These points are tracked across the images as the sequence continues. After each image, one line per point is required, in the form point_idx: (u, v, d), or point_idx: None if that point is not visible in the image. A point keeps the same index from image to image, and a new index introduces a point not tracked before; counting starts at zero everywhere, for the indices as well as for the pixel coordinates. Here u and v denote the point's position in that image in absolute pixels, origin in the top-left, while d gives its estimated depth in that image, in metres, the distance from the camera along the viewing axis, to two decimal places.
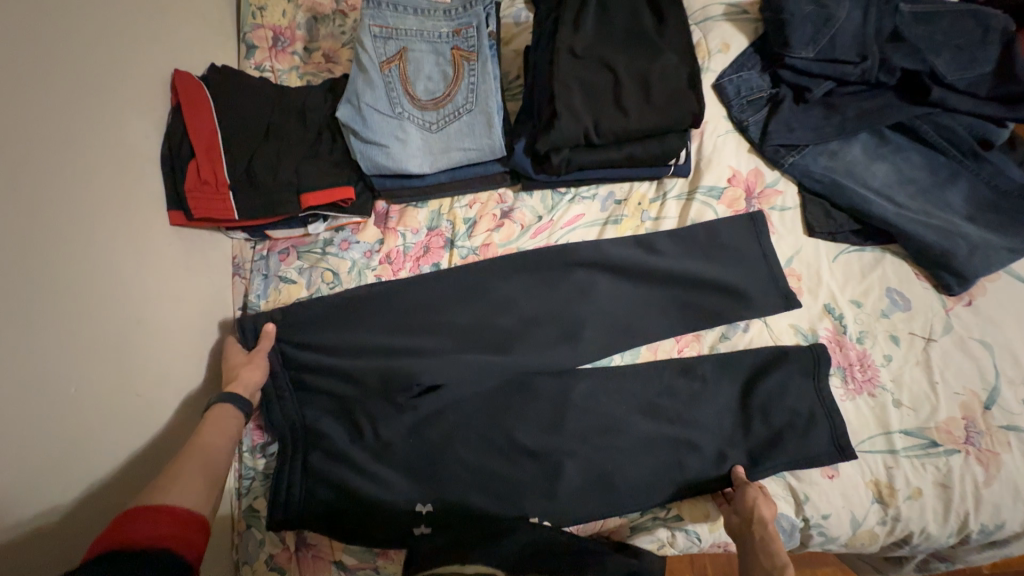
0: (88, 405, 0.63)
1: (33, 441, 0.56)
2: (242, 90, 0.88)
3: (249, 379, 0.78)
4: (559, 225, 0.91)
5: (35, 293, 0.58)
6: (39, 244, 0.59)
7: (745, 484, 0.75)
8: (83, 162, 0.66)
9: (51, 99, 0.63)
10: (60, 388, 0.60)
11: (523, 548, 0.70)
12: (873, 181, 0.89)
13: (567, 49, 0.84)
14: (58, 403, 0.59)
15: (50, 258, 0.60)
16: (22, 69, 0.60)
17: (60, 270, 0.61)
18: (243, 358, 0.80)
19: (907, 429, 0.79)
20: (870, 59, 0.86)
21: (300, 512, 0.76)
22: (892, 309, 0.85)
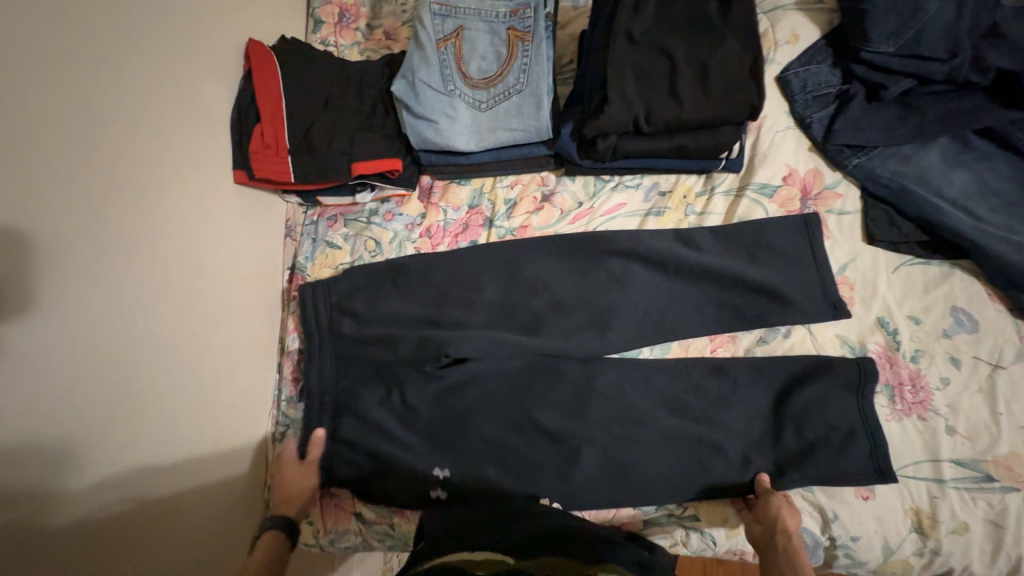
0: (148, 337, 0.69)
1: (101, 362, 0.63)
2: (306, 62, 0.93)
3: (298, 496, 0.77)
4: (599, 213, 0.90)
5: (106, 230, 0.64)
6: (115, 187, 0.66)
7: (772, 496, 0.73)
8: (159, 117, 0.73)
9: (132, 58, 0.69)
10: (125, 318, 0.66)
11: (532, 534, 0.67)
12: (950, 190, 0.82)
13: (624, 34, 0.82)
14: (122, 332, 0.66)
15: (123, 201, 0.67)
16: (110, 28, 0.66)
17: (128, 213, 0.68)
18: (296, 470, 0.80)
19: (960, 459, 0.73)
20: (960, 57, 0.79)
21: (326, 463, 0.81)
22: (955, 329, 0.79)
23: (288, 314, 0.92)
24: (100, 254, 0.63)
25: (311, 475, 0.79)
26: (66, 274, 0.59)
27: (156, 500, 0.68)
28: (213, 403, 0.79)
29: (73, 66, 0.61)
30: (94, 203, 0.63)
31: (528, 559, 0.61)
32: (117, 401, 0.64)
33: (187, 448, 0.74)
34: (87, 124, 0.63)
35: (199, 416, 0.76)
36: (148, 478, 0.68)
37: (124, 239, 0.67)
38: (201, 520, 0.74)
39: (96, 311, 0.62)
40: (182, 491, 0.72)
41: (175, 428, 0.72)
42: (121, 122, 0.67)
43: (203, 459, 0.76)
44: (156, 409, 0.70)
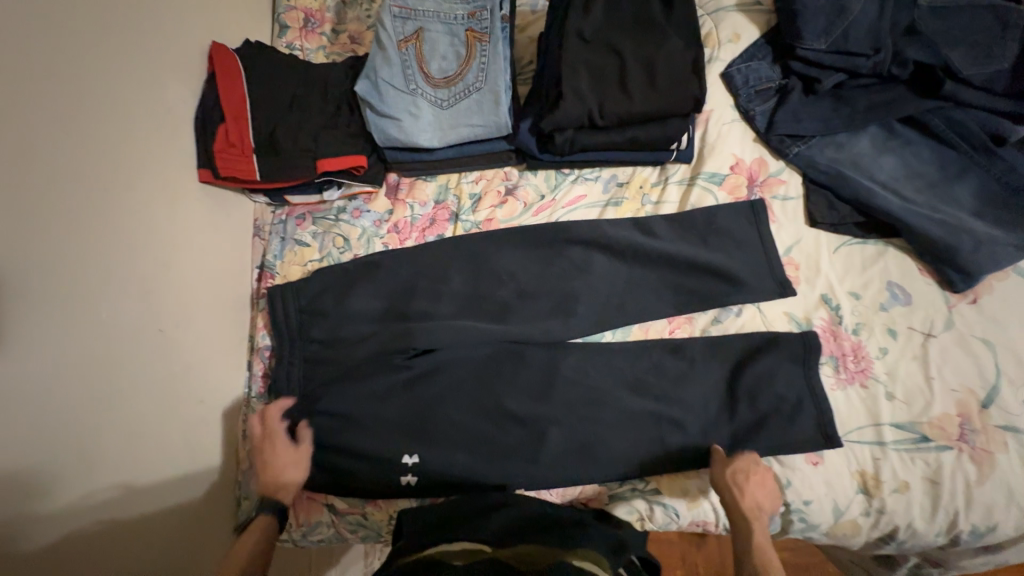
0: (112, 334, 0.70)
1: (59, 360, 0.63)
2: (270, 64, 0.95)
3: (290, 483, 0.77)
4: (561, 205, 0.94)
5: (65, 228, 0.65)
6: (74, 186, 0.67)
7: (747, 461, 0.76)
8: (120, 117, 0.74)
9: (90, 59, 0.70)
10: (86, 315, 0.66)
11: (512, 522, 0.70)
12: (880, 174, 0.88)
13: (576, 33, 0.87)
14: (83, 329, 0.66)
15: (82, 199, 0.68)
16: (67, 30, 0.68)
17: (88, 211, 0.68)
18: (289, 459, 0.78)
19: (899, 422, 0.78)
20: (883, 52, 0.86)
21: None
22: (891, 302, 0.84)
23: (257, 312, 0.93)
24: (56, 254, 0.64)
25: (303, 463, 0.78)
26: (21, 272, 0.59)
27: (119, 495, 0.69)
28: (181, 400, 0.79)
29: (28, 65, 0.62)
30: (51, 203, 0.64)
31: (507, 548, 0.64)
32: (76, 399, 0.64)
33: (155, 443, 0.74)
34: (43, 123, 0.63)
35: (168, 413, 0.77)
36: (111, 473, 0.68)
37: (84, 238, 0.67)
38: (172, 512, 0.75)
39: (54, 308, 0.63)
40: (147, 484, 0.72)
41: (142, 424, 0.72)
42: (79, 122, 0.68)
43: (172, 455, 0.76)
44: (119, 407, 0.69)
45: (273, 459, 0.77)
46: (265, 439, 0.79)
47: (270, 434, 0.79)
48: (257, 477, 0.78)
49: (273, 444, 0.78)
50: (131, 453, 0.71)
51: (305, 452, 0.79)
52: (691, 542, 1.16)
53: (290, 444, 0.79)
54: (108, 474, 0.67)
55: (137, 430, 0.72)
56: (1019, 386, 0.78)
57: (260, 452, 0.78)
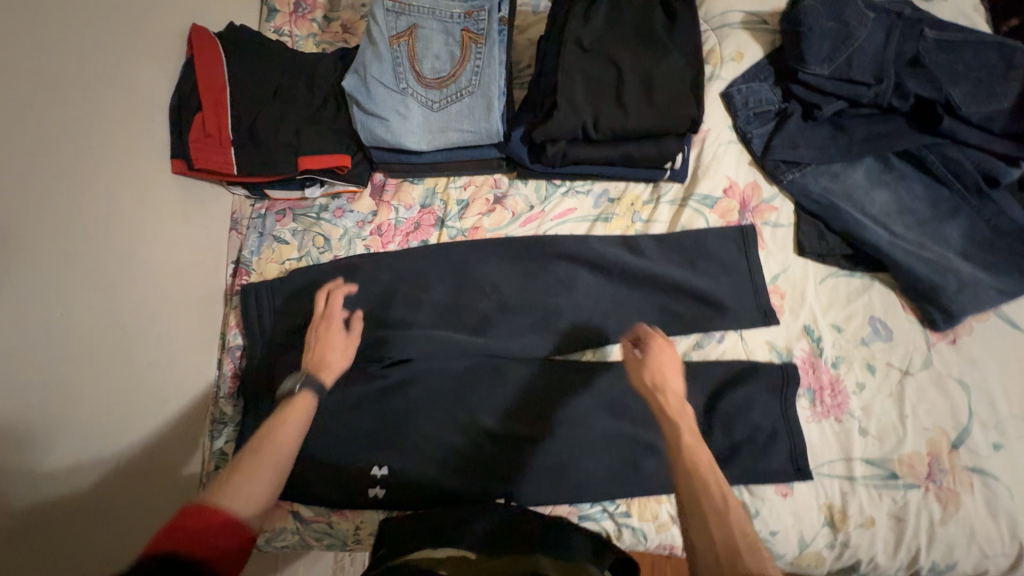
0: (65, 330, 0.66)
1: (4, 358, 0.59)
2: (255, 50, 0.90)
3: (335, 364, 0.75)
4: (550, 217, 0.92)
5: (15, 218, 0.61)
6: (26, 171, 0.63)
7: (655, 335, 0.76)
8: (83, 101, 0.70)
9: (49, 37, 0.66)
10: (37, 310, 0.63)
11: (491, 529, 0.68)
12: (872, 207, 0.87)
13: (574, 41, 0.84)
14: (32, 324, 0.62)
15: (36, 186, 0.64)
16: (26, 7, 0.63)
17: (41, 199, 0.64)
18: (340, 343, 0.78)
19: (869, 458, 0.79)
20: (884, 82, 0.85)
21: None
22: (872, 337, 0.84)
23: (230, 310, 0.90)
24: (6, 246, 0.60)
25: (352, 350, 0.78)
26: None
27: (72, 495, 0.66)
28: (144, 397, 0.76)
29: None
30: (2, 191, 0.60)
31: (486, 558, 0.61)
32: (25, 398, 0.61)
33: (112, 444, 0.71)
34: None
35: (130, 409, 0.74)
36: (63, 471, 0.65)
37: (37, 228, 0.64)
38: (124, 508, 0.71)
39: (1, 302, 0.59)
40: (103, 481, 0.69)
41: (99, 424, 0.69)
42: (34, 105, 0.64)
43: (129, 453, 0.73)
44: (72, 405, 0.66)
45: (325, 338, 0.77)
46: (320, 321, 0.80)
47: (330, 316, 0.80)
48: (307, 353, 0.77)
49: (331, 325, 0.79)
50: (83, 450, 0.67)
51: (354, 342, 0.79)
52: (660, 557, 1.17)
53: (343, 331, 0.80)
54: (62, 474, 0.64)
55: (94, 427, 0.69)
56: (991, 429, 0.78)
57: (315, 332, 0.79)
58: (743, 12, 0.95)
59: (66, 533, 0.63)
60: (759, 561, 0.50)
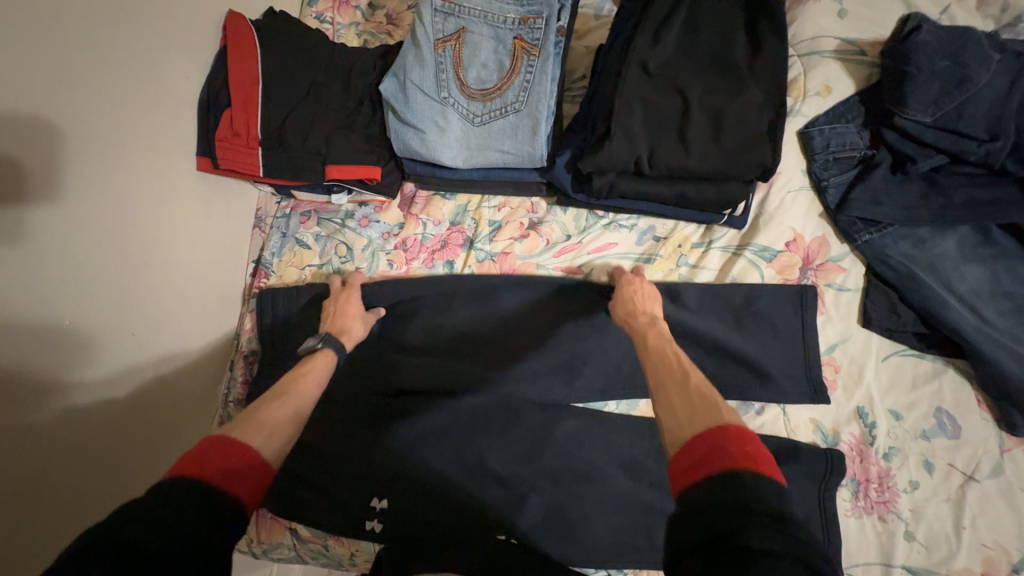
0: (74, 343, 0.64)
1: (12, 372, 0.56)
2: (292, 41, 0.85)
3: (355, 333, 0.76)
4: (587, 250, 0.85)
5: (31, 223, 0.57)
6: (44, 171, 0.58)
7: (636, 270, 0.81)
8: (109, 94, 0.66)
9: (77, 24, 0.61)
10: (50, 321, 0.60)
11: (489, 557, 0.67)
12: (959, 284, 0.76)
13: (639, 64, 0.74)
14: (40, 339, 0.59)
15: (53, 188, 0.59)
16: None
17: (59, 200, 0.60)
18: (359, 313, 0.78)
19: (912, 567, 0.70)
20: (1001, 140, 0.72)
21: None
22: (935, 432, 0.75)
23: (246, 312, 0.88)
24: (20, 256, 0.56)
25: (369, 322, 0.79)
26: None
27: (76, 498, 0.63)
28: (151, 399, 0.75)
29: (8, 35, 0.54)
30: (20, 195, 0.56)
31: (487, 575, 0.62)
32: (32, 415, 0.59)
33: (117, 453, 0.69)
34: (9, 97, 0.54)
35: (130, 412, 0.71)
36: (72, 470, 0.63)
37: (56, 234, 0.60)
38: (101, 501, 0.67)
39: (13, 315, 0.56)
40: (105, 482, 0.67)
41: (102, 434, 0.67)
42: (53, 96, 0.59)
43: (130, 457, 0.71)
44: (78, 416, 0.65)
45: (343, 308, 0.78)
46: (339, 292, 0.81)
47: (351, 289, 0.80)
48: (326, 317, 0.78)
49: (351, 295, 0.79)
50: (76, 449, 0.64)
51: (372, 319, 0.80)
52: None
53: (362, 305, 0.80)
54: (69, 482, 0.63)
55: (101, 428, 0.67)
56: None
57: (334, 300, 0.79)
58: (838, 38, 0.83)
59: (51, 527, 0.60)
60: (716, 414, 0.47)
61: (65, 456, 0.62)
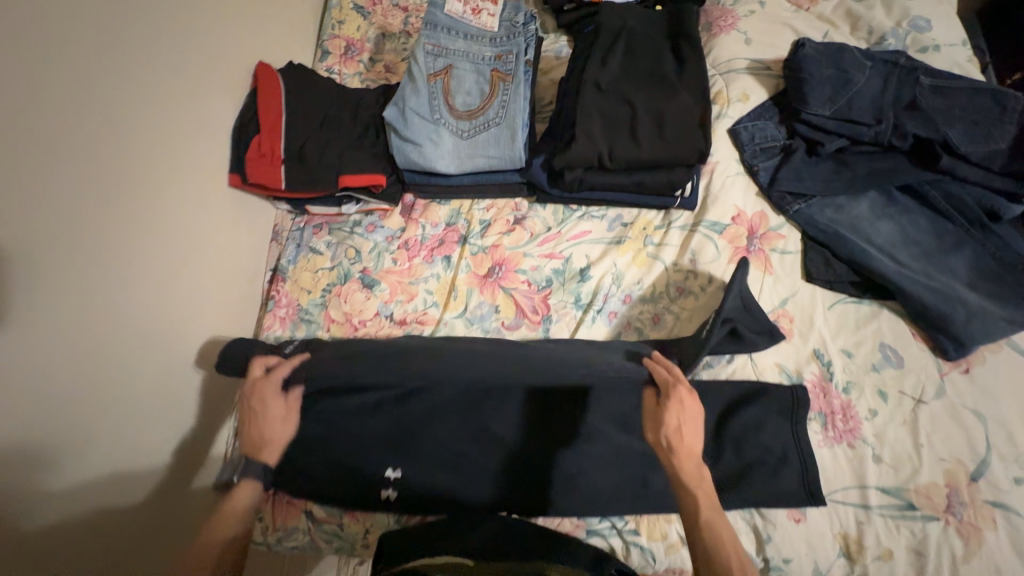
0: (114, 327, 0.74)
1: (74, 334, 0.68)
2: (309, 86, 1.03)
3: (275, 439, 0.76)
4: (566, 238, 0.99)
5: (95, 216, 0.71)
6: (101, 178, 0.71)
7: (667, 362, 0.79)
8: (159, 121, 0.81)
9: (140, 67, 0.77)
10: (94, 304, 0.71)
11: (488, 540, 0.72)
12: (877, 238, 0.91)
13: (592, 83, 0.93)
14: (99, 313, 0.72)
15: (107, 194, 0.73)
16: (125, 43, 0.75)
17: (113, 204, 0.73)
18: (280, 409, 0.77)
19: (884, 486, 0.78)
20: (883, 123, 0.91)
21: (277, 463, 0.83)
22: (883, 364, 0.85)
23: (266, 312, 0.98)
24: (91, 242, 0.71)
25: (291, 414, 0.78)
26: (30, 256, 0.63)
27: (114, 457, 0.74)
28: (184, 382, 0.85)
29: (87, 72, 0.70)
30: (75, 192, 0.68)
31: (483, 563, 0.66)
32: (69, 384, 0.68)
33: (138, 474, 0.77)
34: (80, 122, 0.69)
35: (144, 469, 0.78)
36: (114, 432, 0.74)
37: (106, 229, 0.72)
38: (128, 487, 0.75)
39: (80, 288, 0.69)
40: (137, 451, 0.77)
41: (128, 419, 0.76)
42: (114, 121, 0.73)
43: (162, 429, 0.81)
44: (104, 437, 0.72)
45: (264, 412, 0.77)
46: (257, 385, 0.78)
47: (263, 386, 0.78)
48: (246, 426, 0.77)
49: (265, 396, 0.77)
50: (117, 431, 0.74)
51: (295, 404, 0.79)
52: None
53: (281, 396, 0.78)
54: (111, 439, 0.73)
55: (143, 400, 0.78)
56: (1011, 462, 0.76)
57: (251, 403, 0.77)
58: (748, 59, 1.04)
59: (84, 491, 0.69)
60: None
61: (108, 419, 0.73)
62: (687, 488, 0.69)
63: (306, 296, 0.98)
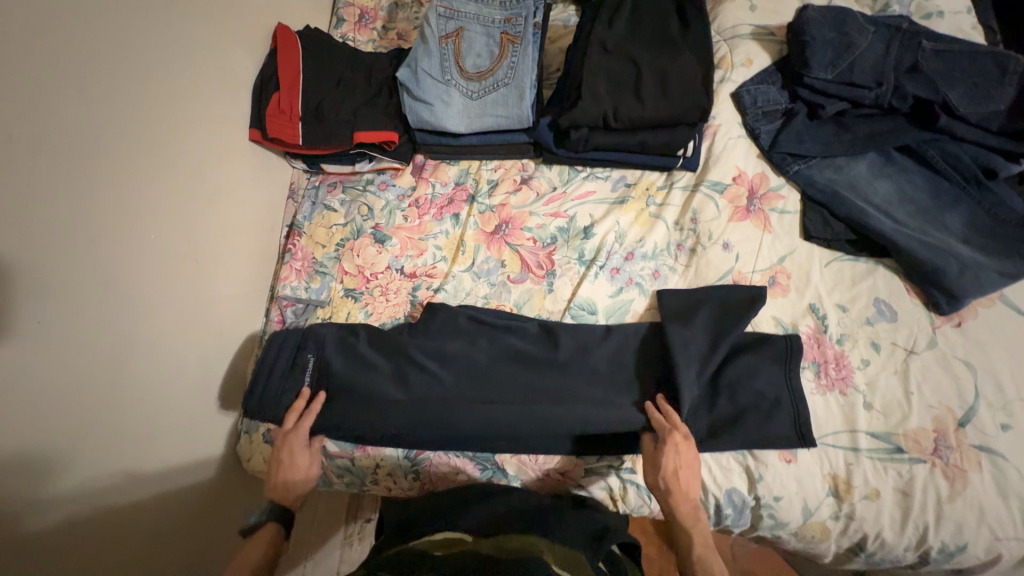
0: (144, 262, 0.79)
1: (104, 265, 0.73)
2: (324, 49, 1.07)
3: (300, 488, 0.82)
4: (571, 198, 1.02)
5: (119, 155, 0.76)
6: (127, 122, 0.77)
7: (666, 408, 0.81)
8: (178, 68, 0.85)
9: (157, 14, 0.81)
10: (126, 236, 0.77)
11: (483, 521, 0.75)
12: (874, 197, 0.93)
13: (598, 43, 0.96)
14: (124, 246, 0.76)
15: (134, 137, 0.78)
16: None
17: (141, 144, 0.79)
18: (305, 459, 0.83)
19: (875, 431, 0.81)
20: (884, 86, 0.93)
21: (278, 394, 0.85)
22: (877, 318, 0.88)
23: (282, 264, 1.03)
24: (120, 180, 0.76)
25: (315, 463, 0.84)
26: (69, 182, 0.69)
27: (141, 385, 0.79)
28: (202, 322, 0.90)
29: (113, 19, 0.74)
30: (103, 131, 0.73)
31: (484, 542, 0.67)
32: (106, 308, 0.74)
33: (164, 401, 0.83)
34: (110, 64, 0.74)
35: (168, 398, 0.83)
36: (140, 360, 0.79)
37: (136, 168, 0.78)
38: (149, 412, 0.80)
39: (108, 222, 0.74)
40: (162, 380, 0.82)
41: (157, 346, 0.81)
42: (140, 66, 0.79)
43: (184, 364, 0.86)
44: (131, 364, 0.77)
45: (293, 460, 0.82)
46: (288, 435, 0.83)
47: (294, 436, 0.82)
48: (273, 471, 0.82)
49: (296, 446, 0.82)
50: (143, 359, 0.79)
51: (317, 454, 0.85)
52: (654, 532, 1.28)
53: (307, 446, 0.84)
54: (139, 366, 0.78)
55: (167, 333, 0.83)
56: (998, 410, 0.79)
57: (279, 450, 0.82)
58: (752, 25, 1.06)
59: (114, 410, 0.75)
60: None
61: (137, 348, 0.78)
62: (680, 524, 0.77)
63: (321, 250, 1.02)
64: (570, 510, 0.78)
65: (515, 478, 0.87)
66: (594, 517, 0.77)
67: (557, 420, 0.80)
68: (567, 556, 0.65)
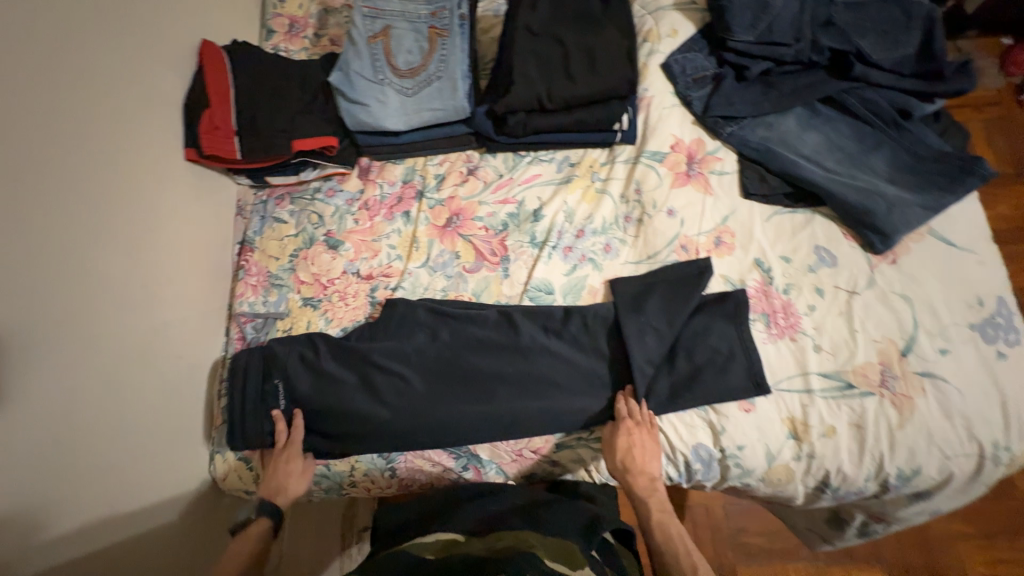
0: (91, 288, 0.78)
1: (51, 293, 0.72)
2: (256, 62, 1.07)
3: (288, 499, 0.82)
4: (518, 182, 1.03)
5: (54, 182, 0.75)
6: (57, 148, 0.76)
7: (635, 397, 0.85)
8: (105, 91, 0.84)
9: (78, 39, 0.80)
10: (68, 262, 0.76)
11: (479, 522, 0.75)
12: (804, 149, 0.97)
13: (524, 27, 0.98)
14: (68, 273, 0.75)
15: (66, 163, 0.77)
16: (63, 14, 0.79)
17: (73, 169, 0.78)
18: (298, 469, 0.84)
19: (826, 372, 0.84)
20: (802, 41, 0.96)
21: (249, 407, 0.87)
22: (819, 264, 0.91)
23: (238, 280, 1.02)
24: (56, 207, 0.75)
25: (308, 475, 0.85)
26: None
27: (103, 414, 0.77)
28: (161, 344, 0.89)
29: (30, 44, 0.73)
30: (33, 158, 0.72)
31: (475, 540, 0.68)
32: (57, 338, 0.72)
33: (130, 428, 0.81)
34: (31, 90, 0.73)
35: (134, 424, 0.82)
36: (100, 388, 0.77)
37: (73, 194, 0.77)
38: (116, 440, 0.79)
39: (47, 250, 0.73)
40: (127, 407, 0.81)
41: (116, 372, 0.80)
42: (63, 90, 0.78)
43: (147, 389, 0.85)
44: (92, 392, 0.76)
45: (288, 468, 0.83)
46: (283, 444, 0.85)
47: (290, 445, 0.85)
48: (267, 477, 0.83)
49: (290, 454, 0.84)
50: (103, 387, 0.78)
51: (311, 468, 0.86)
52: None
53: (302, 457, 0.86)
54: (99, 393, 0.77)
55: (126, 359, 0.82)
56: (936, 336, 0.84)
57: (274, 459, 0.84)
58: None
59: (79, 440, 0.73)
60: None
61: (96, 375, 0.77)
62: (642, 501, 0.79)
63: (274, 262, 1.02)
64: (556, 500, 0.80)
65: (491, 464, 0.89)
66: (582, 500, 0.79)
67: (519, 406, 0.85)
68: (557, 545, 0.66)
